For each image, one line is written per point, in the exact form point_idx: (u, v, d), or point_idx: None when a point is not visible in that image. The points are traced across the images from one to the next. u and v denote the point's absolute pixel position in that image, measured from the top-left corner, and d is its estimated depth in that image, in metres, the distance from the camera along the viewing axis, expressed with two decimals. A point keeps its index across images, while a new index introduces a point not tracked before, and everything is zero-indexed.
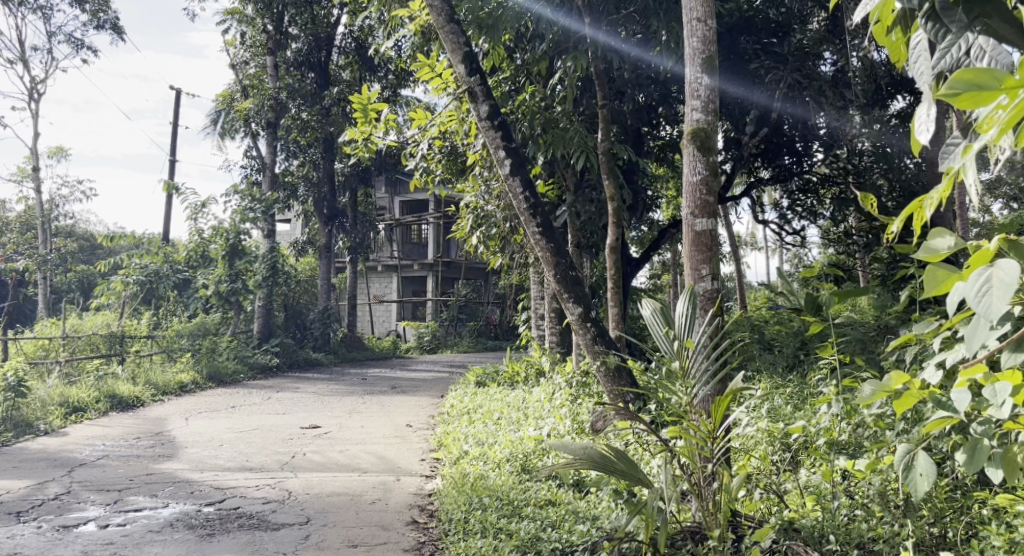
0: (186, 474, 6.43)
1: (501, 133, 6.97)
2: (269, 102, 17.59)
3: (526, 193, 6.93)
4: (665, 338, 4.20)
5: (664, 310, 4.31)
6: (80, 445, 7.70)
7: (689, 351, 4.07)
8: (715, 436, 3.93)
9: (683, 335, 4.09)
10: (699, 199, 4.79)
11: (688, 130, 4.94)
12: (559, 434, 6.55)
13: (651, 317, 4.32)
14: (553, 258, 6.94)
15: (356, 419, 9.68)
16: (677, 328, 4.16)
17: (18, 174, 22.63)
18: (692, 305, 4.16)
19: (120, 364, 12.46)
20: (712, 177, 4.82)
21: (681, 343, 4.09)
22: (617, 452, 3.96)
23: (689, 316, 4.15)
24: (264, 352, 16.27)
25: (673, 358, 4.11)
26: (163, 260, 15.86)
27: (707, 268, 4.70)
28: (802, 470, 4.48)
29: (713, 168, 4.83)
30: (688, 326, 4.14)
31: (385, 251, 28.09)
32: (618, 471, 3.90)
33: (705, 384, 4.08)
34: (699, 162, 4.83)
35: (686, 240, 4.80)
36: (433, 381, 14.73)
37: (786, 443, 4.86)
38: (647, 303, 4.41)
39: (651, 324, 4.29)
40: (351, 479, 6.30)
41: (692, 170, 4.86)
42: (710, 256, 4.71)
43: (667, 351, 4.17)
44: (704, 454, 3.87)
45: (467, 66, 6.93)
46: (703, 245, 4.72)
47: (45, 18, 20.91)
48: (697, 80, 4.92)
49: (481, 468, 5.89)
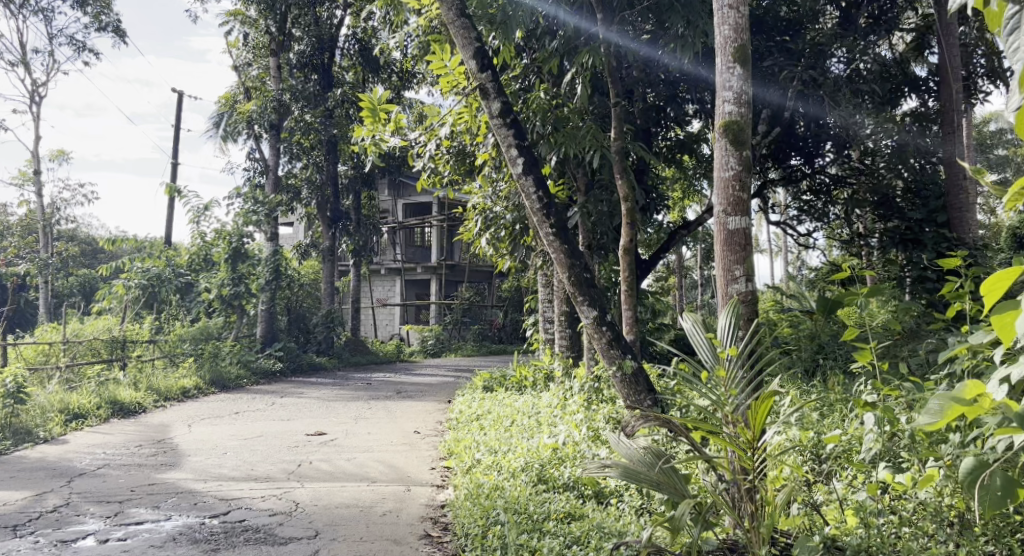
0: (189, 484, 6.22)
1: (513, 131, 6.78)
2: (272, 104, 17.10)
3: (539, 193, 6.70)
4: (707, 347, 4.19)
5: (707, 323, 4.34)
6: (80, 452, 7.50)
7: (729, 360, 4.05)
8: (756, 446, 3.85)
9: (726, 342, 4.09)
10: (732, 195, 4.59)
11: (719, 122, 4.74)
12: (575, 441, 6.33)
13: (692, 328, 4.34)
14: (568, 260, 6.66)
15: (362, 425, 9.46)
16: (722, 337, 4.15)
17: (19, 177, 22.45)
18: (733, 316, 4.12)
19: (121, 369, 12.23)
20: (745, 171, 4.63)
21: (723, 350, 4.09)
22: (662, 465, 3.96)
23: (733, 326, 4.11)
24: (267, 356, 16.05)
25: (714, 365, 4.10)
26: (165, 263, 15.64)
27: (741, 268, 4.49)
28: (839, 482, 4.33)
29: (746, 162, 4.64)
30: (733, 334, 4.12)
31: (388, 255, 27.91)
32: (646, 484, 3.87)
33: (744, 393, 4.01)
34: (731, 156, 4.63)
35: (718, 240, 4.60)
36: (439, 385, 14.51)
37: (819, 453, 4.72)
38: (687, 317, 4.43)
39: (693, 334, 4.31)
40: (361, 489, 6.08)
41: (724, 165, 4.66)
42: (743, 256, 4.50)
43: (707, 360, 4.16)
44: (745, 461, 3.78)
45: (478, 62, 6.75)
46: (736, 244, 4.53)
47: (46, 21, 20.80)
48: (729, 70, 4.75)
49: (495, 478, 5.67)
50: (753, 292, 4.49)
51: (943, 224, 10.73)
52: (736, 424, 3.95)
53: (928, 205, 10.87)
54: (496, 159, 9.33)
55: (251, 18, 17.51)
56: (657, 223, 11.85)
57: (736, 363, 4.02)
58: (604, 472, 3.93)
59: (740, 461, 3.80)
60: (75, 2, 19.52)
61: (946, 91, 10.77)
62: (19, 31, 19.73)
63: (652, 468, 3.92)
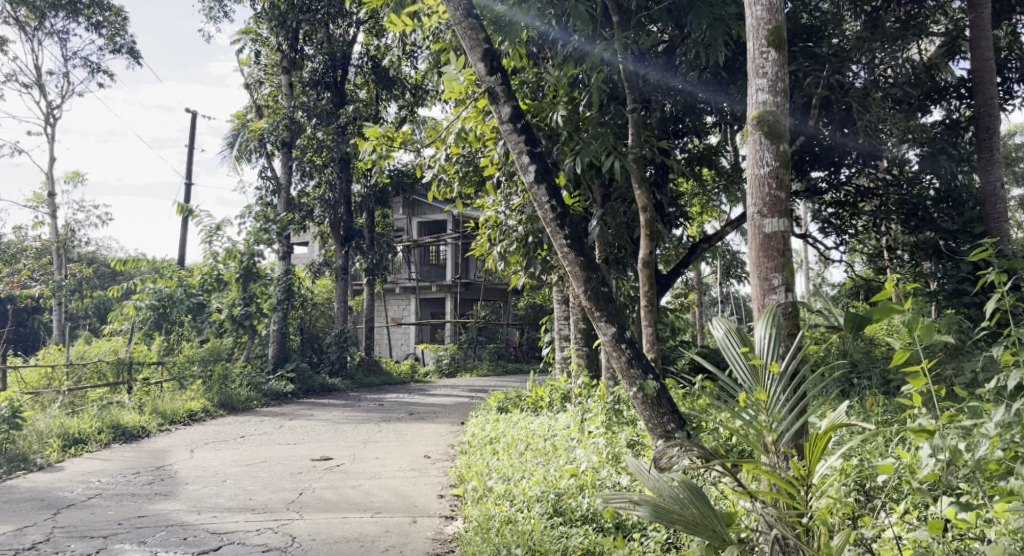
0: (182, 516, 5.85)
1: (525, 137, 6.40)
2: (285, 122, 17.04)
3: (552, 202, 6.31)
4: (744, 363, 3.82)
5: (742, 330, 3.94)
6: (73, 481, 7.15)
7: (770, 379, 3.71)
8: (807, 482, 3.54)
9: (766, 358, 3.73)
10: (768, 194, 4.20)
11: (753, 112, 4.34)
12: (595, 468, 5.93)
13: (724, 337, 3.93)
14: (584, 273, 6.21)
15: (371, 449, 9.07)
16: (760, 351, 3.77)
17: (34, 200, 22.31)
18: (773, 325, 3.78)
19: (127, 393, 11.88)
20: (782, 168, 4.22)
21: (762, 366, 3.74)
22: (695, 504, 3.63)
23: (772, 338, 3.77)
24: (278, 378, 15.77)
25: (753, 387, 3.76)
26: (177, 283, 15.12)
27: (779, 277, 4.10)
28: (888, 517, 3.94)
29: (783, 158, 4.23)
30: (772, 349, 3.76)
31: (402, 274, 27.58)
32: (680, 523, 3.57)
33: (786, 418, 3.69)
34: (766, 151, 4.22)
35: (753, 243, 4.21)
36: (453, 406, 14.08)
37: (867, 485, 4.31)
38: (717, 323, 4.02)
39: (726, 347, 3.91)
40: (362, 521, 5.68)
41: (758, 161, 4.25)
42: (781, 264, 4.11)
43: (744, 380, 3.80)
44: (795, 503, 3.46)
45: (487, 64, 6.42)
46: (773, 249, 4.13)
47: (61, 43, 20.76)
48: (762, 55, 4.36)
49: (506, 510, 5.28)
50: (793, 303, 4.10)
51: (980, 235, 10.02)
52: (779, 455, 3.66)
53: (963, 215, 10.27)
54: (508, 166, 8.99)
55: (263, 37, 17.41)
56: (676, 237, 11.41)
57: (779, 386, 3.69)
58: (634, 511, 3.62)
59: (787, 502, 3.51)
60: (90, 23, 19.38)
61: (980, 96, 10.14)
62: (33, 53, 19.65)
63: (687, 506, 3.60)
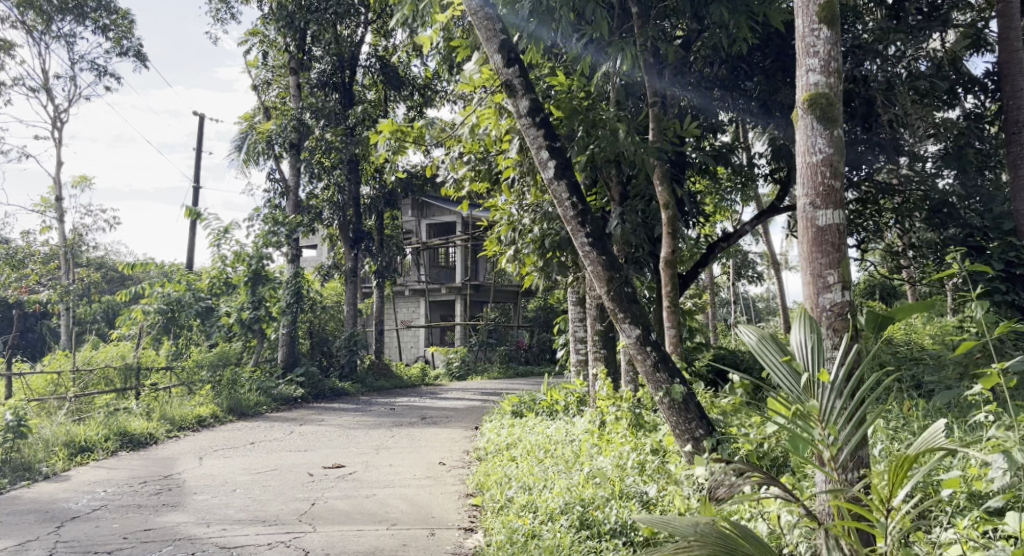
0: (190, 529, 5.61)
1: (544, 131, 6.17)
2: (292, 123, 16.78)
3: (572, 199, 6.06)
4: (788, 373, 3.68)
5: (774, 336, 3.86)
6: (78, 491, 6.93)
7: (821, 388, 3.56)
8: (889, 505, 3.34)
9: (813, 368, 3.60)
10: (822, 184, 4.04)
11: (803, 95, 4.17)
12: (619, 475, 5.71)
13: (758, 345, 3.81)
14: (606, 272, 5.96)
15: (385, 455, 8.84)
16: (803, 359, 3.66)
17: (42, 204, 22.15)
18: (809, 330, 3.68)
19: (135, 398, 11.68)
20: (836, 154, 4.07)
21: (810, 376, 3.61)
22: (737, 525, 3.58)
23: (812, 344, 3.66)
24: (288, 383, 15.53)
25: (804, 399, 3.58)
26: (186, 287, 14.92)
27: (834, 273, 3.94)
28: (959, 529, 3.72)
29: (837, 143, 4.06)
30: (816, 358, 3.65)
31: (411, 276, 27.36)
32: (749, 548, 3.51)
33: (844, 430, 3.55)
34: (819, 137, 4.07)
35: (805, 237, 4.05)
36: (466, 411, 13.82)
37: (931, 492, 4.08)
38: (748, 330, 3.91)
39: (762, 354, 3.78)
40: (377, 534, 5.43)
41: (810, 148, 4.09)
42: (836, 259, 3.95)
43: (791, 389, 3.65)
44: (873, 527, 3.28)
45: (505, 55, 6.21)
46: (828, 243, 3.97)
47: (67, 47, 20.63)
48: (813, 33, 4.18)
49: (530, 521, 5.11)
50: (850, 302, 3.94)
51: (1010, 232, 9.67)
52: (837, 469, 3.54)
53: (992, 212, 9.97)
54: (523, 165, 8.69)
55: (270, 38, 17.18)
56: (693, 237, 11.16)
57: (831, 395, 3.53)
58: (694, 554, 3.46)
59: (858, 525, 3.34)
60: (96, 27, 19.22)
61: (1008, 89, 9.64)
62: (40, 56, 19.49)
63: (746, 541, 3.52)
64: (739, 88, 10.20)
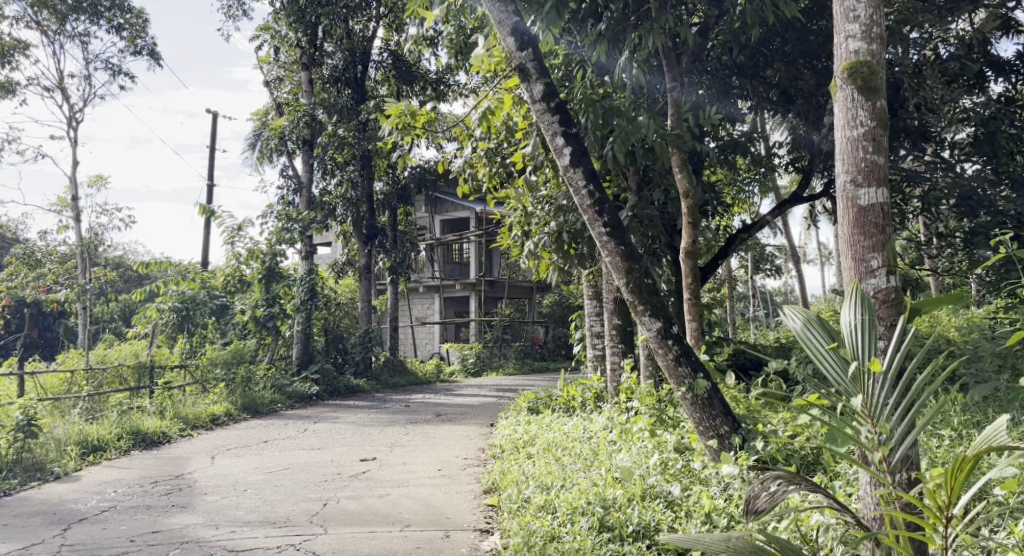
0: (198, 531, 5.45)
1: (559, 117, 5.96)
2: (305, 118, 16.65)
3: (589, 187, 5.83)
4: (835, 362, 3.40)
5: (821, 319, 3.51)
6: (88, 492, 6.80)
7: (871, 381, 3.31)
8: (947, 513, 3.11)
9: (863, 356, 3.33)
10: (863, 161, 3.81)
11: (842, 65, 3.93)
12: (642, 474, 5.50)
13: (803, 329, 3.49)
14: (625, 263, 5.71)
15: (399, 454, 8.65)
16: (853, 347, 3.37)
17: (58, 203, 22.10)
18: (862, 311, 3.37)
19: (148, 397, 11.54)
20: (878, 127, 3.84)
21: (860, 366, 3.34)
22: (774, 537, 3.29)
23: (863, 329, 3.35)
24: (303, 380, 15.38)
25: (853, 393, 3.33)
26: (200, 285, 14.80)
27: (877, 257, 3.72)
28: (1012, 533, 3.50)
29: (879, 115, 3.84)
30: (867, 345, 3.35)
31: (426, 272, 27.19)
32: None
33: (895, 429, 3.33)
34: (861, 109, 3.84)
35: (845, 217, 3.82)
36: (481, 408, 13.61)
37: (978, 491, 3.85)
38: (792, 312, 3.58)
39: (808, 341, 3.46)
40: (391, 536, 5.25)
41: (851, 121, 3.86)
42: (880, 241, 3.73)
43: (838, 380, 3.38)
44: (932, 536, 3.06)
45: (517, 38, 5.99)
46: (870, 223, 3.75)
47: (81, 46, 20.57)
48: None
49: (549, 523, 4.92)
50: (895, 286, 3.71)
51: None
52: (889, 470, 3.32)
53: None
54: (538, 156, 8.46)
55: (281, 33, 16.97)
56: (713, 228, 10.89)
57: (882, 390, 3.30)
58: None
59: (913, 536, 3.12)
60: (110, 26, 19.17)
61: None
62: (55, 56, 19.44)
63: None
64: (758, 76, 9.93)
